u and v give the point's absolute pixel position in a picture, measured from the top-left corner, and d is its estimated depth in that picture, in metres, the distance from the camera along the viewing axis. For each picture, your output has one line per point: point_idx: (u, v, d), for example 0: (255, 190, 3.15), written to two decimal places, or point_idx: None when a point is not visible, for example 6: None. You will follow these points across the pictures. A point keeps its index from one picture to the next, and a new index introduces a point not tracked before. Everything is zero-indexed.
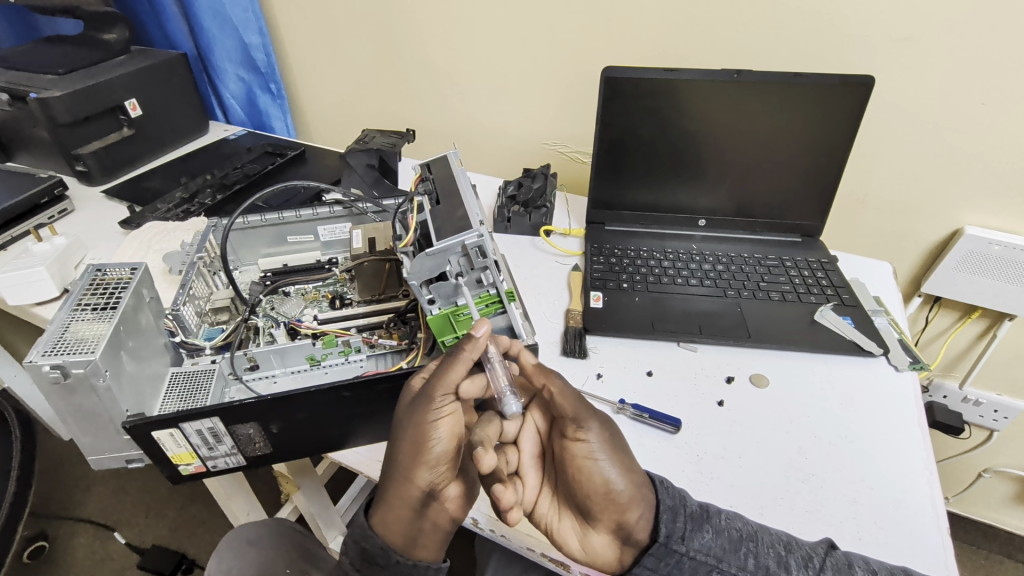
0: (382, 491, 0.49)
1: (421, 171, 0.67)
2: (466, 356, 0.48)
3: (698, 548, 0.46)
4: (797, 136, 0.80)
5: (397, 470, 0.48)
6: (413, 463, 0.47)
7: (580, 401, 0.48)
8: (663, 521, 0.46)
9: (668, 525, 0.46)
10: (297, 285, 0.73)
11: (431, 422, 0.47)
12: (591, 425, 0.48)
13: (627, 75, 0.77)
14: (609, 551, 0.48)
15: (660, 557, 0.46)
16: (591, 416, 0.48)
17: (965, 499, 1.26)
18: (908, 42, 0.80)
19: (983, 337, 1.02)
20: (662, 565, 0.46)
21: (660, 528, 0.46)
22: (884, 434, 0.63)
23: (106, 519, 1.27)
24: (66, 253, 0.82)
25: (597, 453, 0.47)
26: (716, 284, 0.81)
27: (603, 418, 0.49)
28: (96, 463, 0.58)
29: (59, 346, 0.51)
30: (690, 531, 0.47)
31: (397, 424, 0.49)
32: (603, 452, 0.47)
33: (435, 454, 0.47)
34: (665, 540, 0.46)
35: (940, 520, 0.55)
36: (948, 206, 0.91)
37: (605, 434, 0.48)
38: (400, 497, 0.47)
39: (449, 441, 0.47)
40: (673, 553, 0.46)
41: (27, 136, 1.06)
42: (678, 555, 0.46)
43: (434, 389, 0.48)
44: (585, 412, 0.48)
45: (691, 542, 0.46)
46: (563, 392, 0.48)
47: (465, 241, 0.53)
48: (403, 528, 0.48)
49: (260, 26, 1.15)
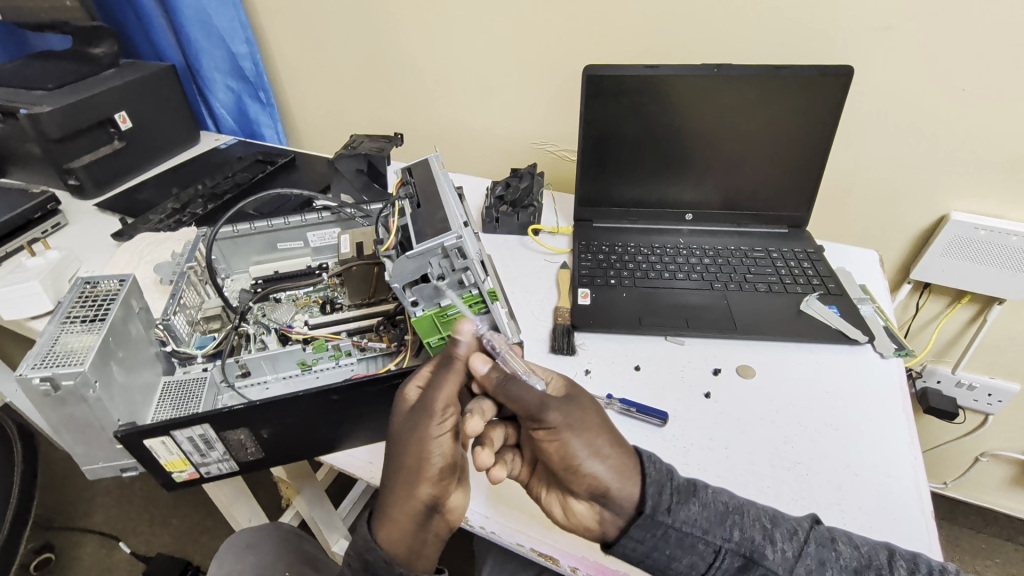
0: (383, 503, 0.49)
1: (403, 174, 0.68)
2: (460, 367, 0.50)
3: (684, 520, 0.47)
4: (781, 127, 0.80)
5: (397, 485, 0.49)
6: (416, 477, 0.48)
7: (534, 392, 0.48)
8: (649, 493, 0.47)
9: (654, 498, 0.47)
10: (287, 291, 0.74)
11: (433, 437, 0.48)
12: (547, 411, 0.47)
13: (607, 73, 0.78)
14: (590, 519, 0.48)
15: (646, 529, 0.46)
16: (544, 408, 0.47)
17: (963, 484, 1.26)
18: (887, 31, 0.81)
19: (973, 322, 1.02)
20: (648, 536, 0.47)
21: (647, 500, 0.46)
22: (870, 421, 0.64)
23: (110, 528, 1.28)
24: (60, 267, 0.84)
25: (558, 432, 0.47)
26: (703, 277, 0.81)
27: (563, 400, 0.48)
28: (90, 473, 0.59)
29: (49, 358, 0.52)
30: (676, 504, 0.47)
31: (395, 438, 0.50)
32: (564, 430, 0.47)
33: (438, 466, 0.48)
34: (651, 511, 0.46)
35: (923, 503, 0.56)
36: (934, 193, 0.91)
37: (562, 415, 0.47)
38: (403, 510, 0.48)
39: (448, 456, 0.49)
40: (660, 524, 0.46)
41: (19, 153, 1.07)
42: (665, 526, 0.46)
43: (432, 402, 0.49)
44: (539, 403, 0.47)
45: (677, 514, 0.47)
46: (519, 389, 0.48)
47: (445, 243, 0.53)
48: (407, 541, 0.48)
49: (247, 35, 1.16)
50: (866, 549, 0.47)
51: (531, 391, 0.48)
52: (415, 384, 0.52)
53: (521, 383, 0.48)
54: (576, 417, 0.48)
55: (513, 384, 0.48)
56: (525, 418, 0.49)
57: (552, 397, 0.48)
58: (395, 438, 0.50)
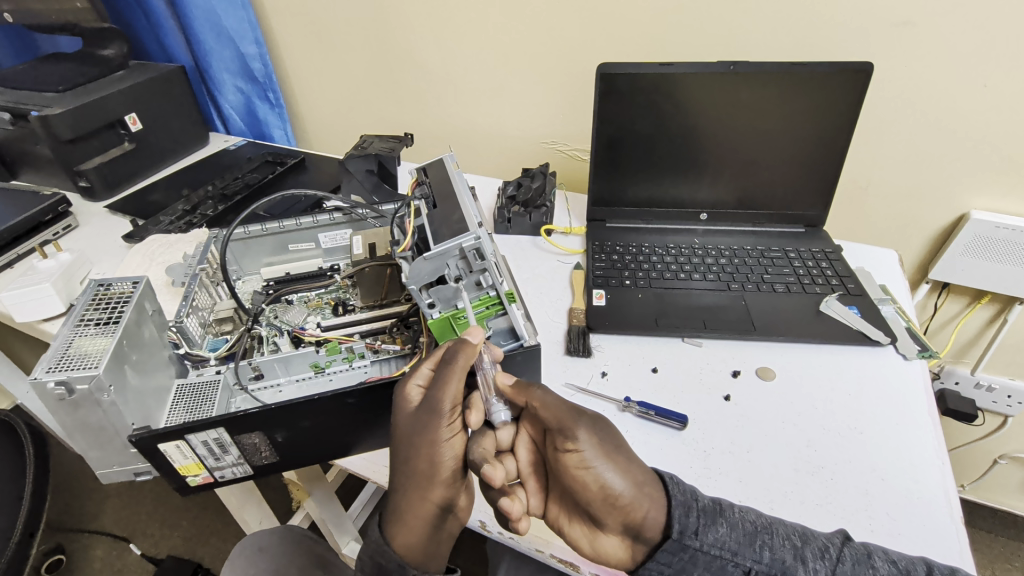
0: (395, 505, 0.49)
1: (418, 175, 0.67)
2: (461, 365, 0.49)
3: (712, 543, 0.45)
4: (799, 125, 0.79)
5: (408, 487, 0.49)
6: (428, 479, 0.48)
7: (566, 410, 0.47)
8: (675, 517, 0.45)
9: (681, 520, 0.45)
10: (300, 293, 0.74)
11: (442, 437, 0.48)
12: (579, 434, 0.46)
13: (621, 71, 0.77)
14: (619, 549, 0.47)
15: (674, 553, 0.45)
16: (580, 423, 0.46)
17: (980, 486, 1.24)
18: (907, 27, 0.79)
19: (993, 322, 1.00)
20: (674, 560, 0.45)
21: (674, 524, 0.45)
22: (895, 425, 0.62)
23: (121, 530, 1.28)
24: (71, 269, 0.83)
25: (592, 458, 0.45)
26: (719, 278, 0.80)
27: (592, 423, 0.47)
28: (104, 477, 0.59)
29: (64, 362, 0.51)
30: (703, 525, 0.46)
31: (403, 441, 0.49)
32: (597, 459, 0.45)
33: (449, 466, 0.49)
34: (678, 536, 0.45)
35: (953, 510, 0.55)
36: (953, 191, 0.90)
37: (595, 439, 0.46)
38: (417, 513, 0.48)
39: (457, 456, 0.49)
40: (686, 548, 0.45)
41: (30, 155, 1.07)
42: (693, 549, 0.45)
43: (438, 404, 0.48)
44: (573, 416, 0.47)
45: (705, 536, 0.45)
46: (546, 403, 0.48)
47: (463, 244, 0.52)
48: (422, 541, 0.49)
49: (256, 36, 1.16)
50: (902, 564, 0.45)
51: (558, 404, 0.47)
52: (417, 382, 0.50)
53: (547, 391, 0.49)
54: (607, 441, 0.47)
55: (542, 392, 0.49)
56: (555, 434, 0.47)
57: (585, 414, 0.47)
58: (401, 440, 0.49)
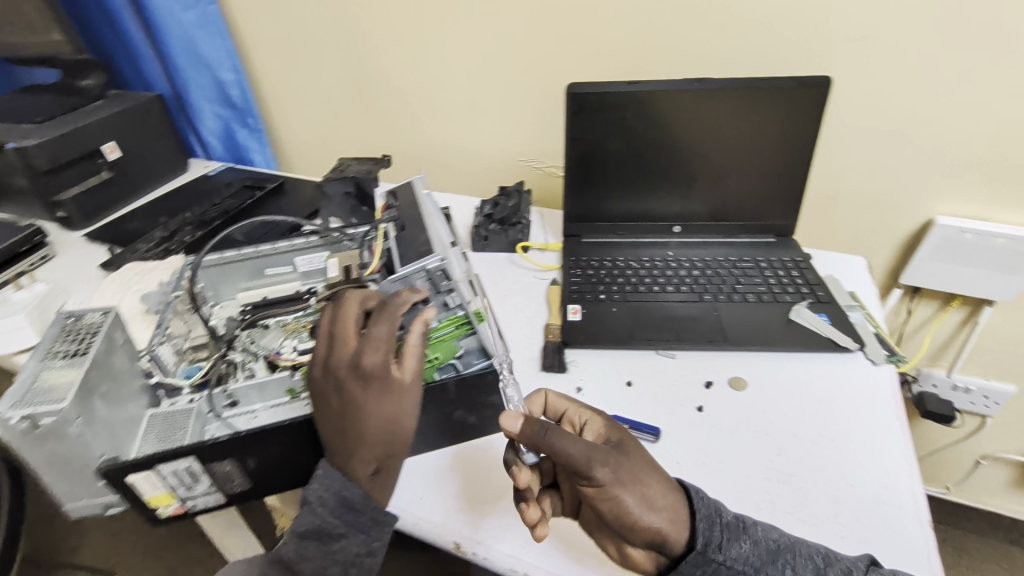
0: (362, 456, 0.52)
1: (387, 201, 0.73)
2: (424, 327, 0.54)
3: (735, 558, 0.47)
4: (767, 137, 0.81)
5: (379, 438, 0.52)
6: (397, 430, 0.53)
7: (586, 447, 0.45)
8: (699, 531, 0.46)
9: (704, 535, 0.47)
10: (276, 317, 0.72)
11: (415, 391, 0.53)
12: (597, 474, 0.44)
13: (591, 90, 0.79)
14: (644, 560, 0.49)
15: (697, 567, 0.46)
16: (593, 465, 0.44)
17: (966, 488, 1.25)
18: (864, 41, 0.82)
19: (965, 325, 1.02)
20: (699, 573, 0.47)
21: (698, 537, 0.46)
22: (861, 429, 0.63)
23: (101, 565, 1.25)
24: (45, 300, 0.83)
25: (611, 489, 0.45)
26: (692, 289, 0.81)
27: (612, 454, 0.46)
28: (74, 511, 0.58)
29: (30, 396, 0.53)
30: (726, 541, 0.47)
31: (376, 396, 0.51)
32: (615, 487, 0.45)
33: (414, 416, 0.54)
34: (702, 549, 0.46)
35: (921, 514, 0.55)
36: (918, 198, 0.92)
37: (613, 471, 0.45)
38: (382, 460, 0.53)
39: None
40: (711, 562, 0.46)
41: (6, 186, 1.07)
42: (717, 563, 0.47)
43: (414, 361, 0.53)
44: (586, 459, 0.44)
45: (729, 552, 0.47)
46: (568, 442, 0.44)
47: (428, 265, 0.59)
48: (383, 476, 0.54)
49: (234, 64, 1.18)
50: None
51: (575, 449, 0.44)
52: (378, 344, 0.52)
53: (564, 433, 0.45)
54: (626, 467, 0.46)
55: (552, 438, 0.44)
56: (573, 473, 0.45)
57: (603, 450, 0.45)
58: (373, 398, 0.51)
